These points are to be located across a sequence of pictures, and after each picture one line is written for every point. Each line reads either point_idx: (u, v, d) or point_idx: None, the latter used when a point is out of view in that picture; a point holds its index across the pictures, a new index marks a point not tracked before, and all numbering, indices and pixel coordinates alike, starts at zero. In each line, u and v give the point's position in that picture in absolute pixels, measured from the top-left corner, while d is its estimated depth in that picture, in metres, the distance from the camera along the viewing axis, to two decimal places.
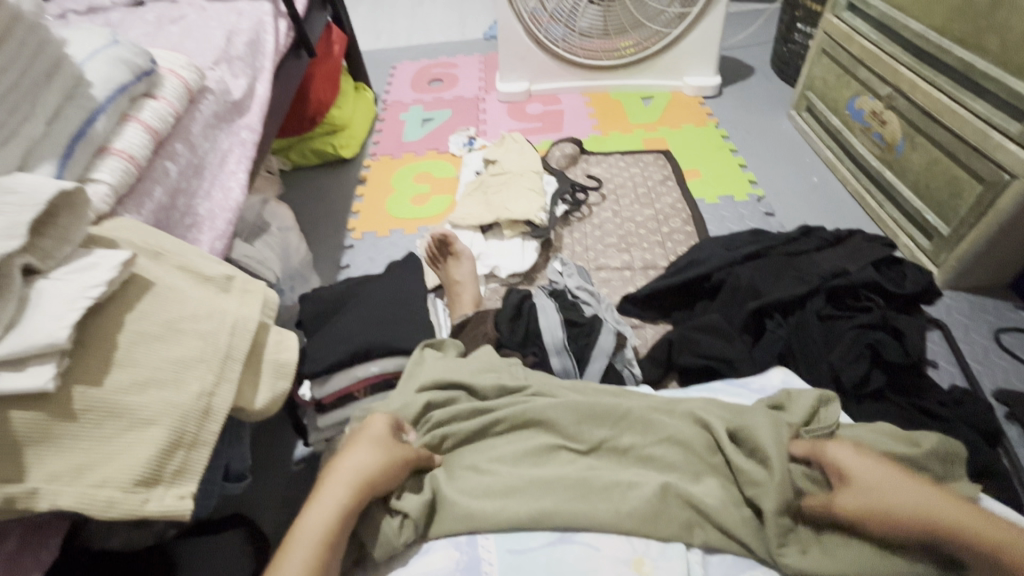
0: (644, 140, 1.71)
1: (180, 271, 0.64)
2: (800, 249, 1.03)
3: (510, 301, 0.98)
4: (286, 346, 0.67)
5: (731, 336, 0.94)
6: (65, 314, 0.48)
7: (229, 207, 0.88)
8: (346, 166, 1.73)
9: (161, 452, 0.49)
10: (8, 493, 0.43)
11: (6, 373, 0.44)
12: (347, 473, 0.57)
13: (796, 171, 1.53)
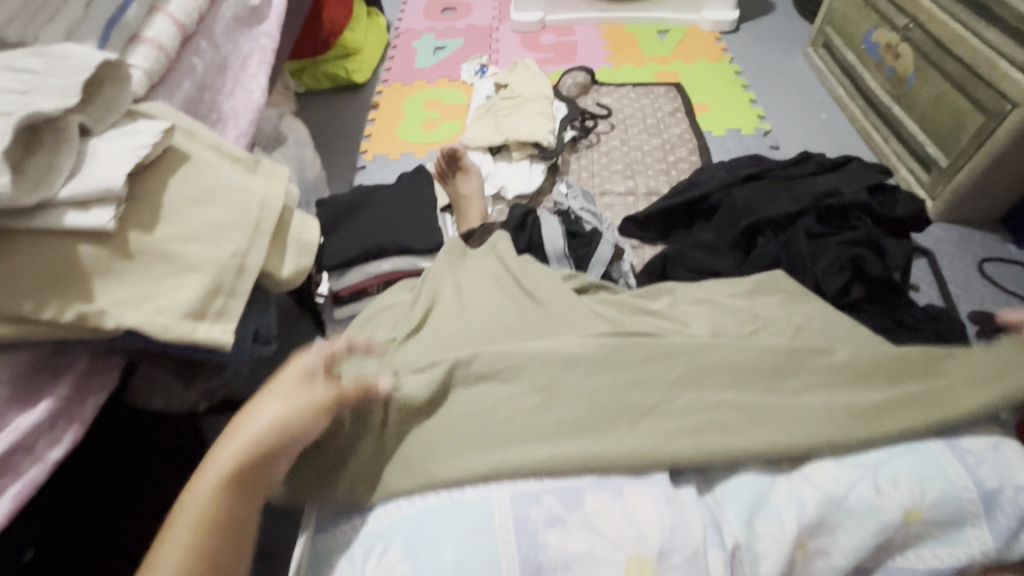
0: (656, 73, 1.70)
1: (212, 151, 0.69)
2: (796, 173, 1.07)
3: (515, 213, 1.04)
4: (308, 228, 0.73)
5: (723, 252, 1.00)
6: (119, 166, 0.54)
7: (251, 107, 0.92)
8: (358, 91, 1.75)
9: (205, 293, 0.56)
10: (82, 310, 0.50)
11: (73, 211, 0.51)
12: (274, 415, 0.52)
13: (805, 107, 1.53)
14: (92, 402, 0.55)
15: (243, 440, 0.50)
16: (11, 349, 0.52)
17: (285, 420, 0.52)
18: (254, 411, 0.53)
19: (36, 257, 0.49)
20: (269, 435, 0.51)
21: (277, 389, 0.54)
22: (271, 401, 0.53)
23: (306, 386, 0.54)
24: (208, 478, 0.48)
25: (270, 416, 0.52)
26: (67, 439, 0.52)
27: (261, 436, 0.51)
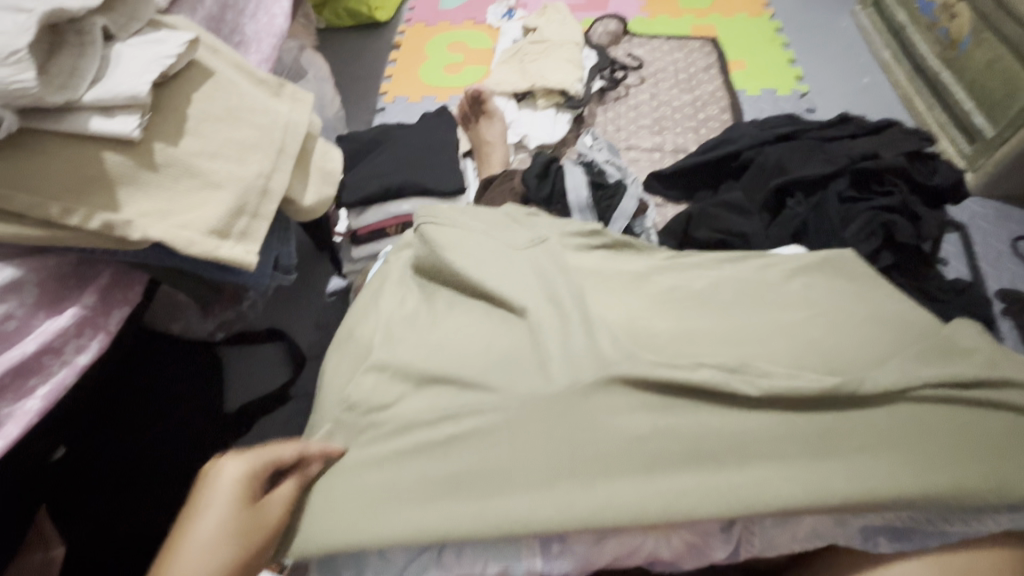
0: (692, 26, 1.61)
1: (236, 70, 0.67)
2: (832, 135, 1.02)
3: (538, 160, 1.01)
4: (330, 158, 0.72)
5: (750, 212, 0.97)
6: (144, 74, 0.52)
7: (275, 32, 0.87)
8: (379, 30, 1.68)
9: (229, 212, 0.55)
10: (107, 219, 0.49)
11: (98, 117, 0.49)
12: (217, 520, 0.48)
13: (847, 70, 1.46)
14: (117, 314, 0.56)
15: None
16: (39, 254, 0.51)
17: (217, 573, 0.47)
18: (198, 521, 0.49)
19: (60, 161, 0.48)
20: (204, 575, 0.46)
21: (188, 558, 0.47)
22: (200, 550, 0.47)
23: (239, 516, 0.49)
24: None
25: (214, 550, 0.47)
26: (93, 347, 0.53)
27: (214, 554, 0.47)
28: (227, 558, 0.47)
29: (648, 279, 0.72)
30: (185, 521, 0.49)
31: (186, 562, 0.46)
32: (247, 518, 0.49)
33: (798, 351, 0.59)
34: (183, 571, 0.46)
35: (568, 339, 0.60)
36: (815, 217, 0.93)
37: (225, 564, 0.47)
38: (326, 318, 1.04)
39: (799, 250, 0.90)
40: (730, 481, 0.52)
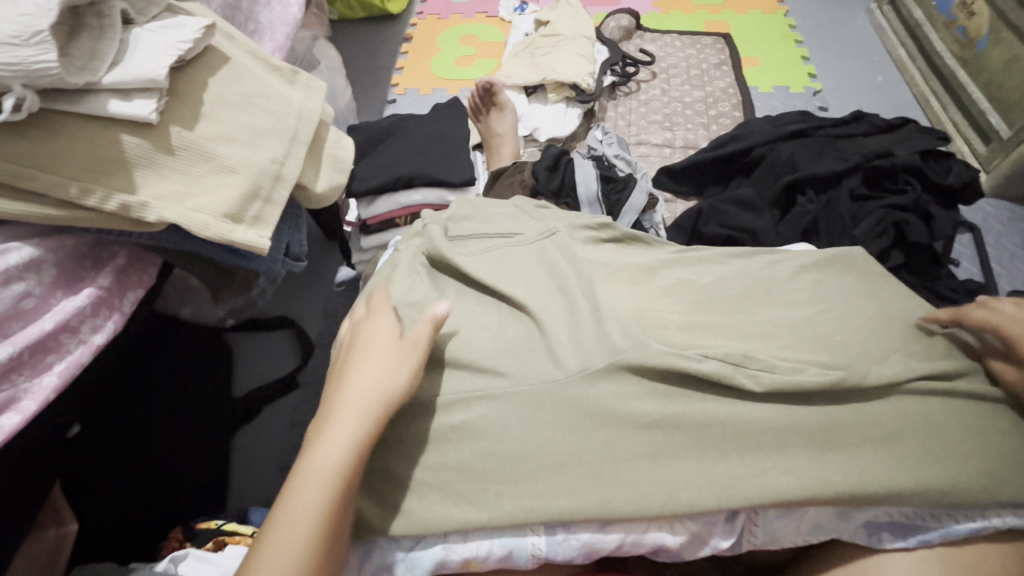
0: (705, 22, 1.60)
1: (251, 57, 0.68)
2: (846, 133, 1.01)
3: (548, 153, 1.02)
4: (343, 146, 0.73)
5: (760, 209, 0.97)
6: (161, 58, 0.53)
7: (289, 21, 0.89)
8: (391, 22, 1.68)
9: (243, 196, 0.56)
10: (124, 200, 0.50)
11: (116, 99, 0.50)
12: (378, 359, 0.54)
13: (861, 68, 1.44)
14: (130, 296, 0.57)
15: (344, 440, 0.49)
16: (56, 235, 0.52)
17: (383, 395, 0.52)
18: (363, 363, 0.54)
19: (79, 142, 0.49)
20: (377, 394, 0.52)
21: (354, 386, 0.53)
22: (364, 382, 0.53)
23: (393, 351, 0.55)
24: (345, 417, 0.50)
25: (377, 377, 0.53)
26: (108, 327, 0.54)
27: (376, 390, 0.52)
28: (383, 396, 0.52)
29: (656, 272, 0.72)
30: (350, 363, 0.55)
31: (357, 390, 0.52)
32: (401, 350, 0.55)
33: (807, 346, 0.59)
34: (355, 397, 0.52)
35: (577, 331, 0.60)
36: (825, 215, 0.93)
37: (390, 389, 0.53)
38: (335, 307, 1.05)
39: (809, 247, 0.90)
40: (736, 474, 0.53)
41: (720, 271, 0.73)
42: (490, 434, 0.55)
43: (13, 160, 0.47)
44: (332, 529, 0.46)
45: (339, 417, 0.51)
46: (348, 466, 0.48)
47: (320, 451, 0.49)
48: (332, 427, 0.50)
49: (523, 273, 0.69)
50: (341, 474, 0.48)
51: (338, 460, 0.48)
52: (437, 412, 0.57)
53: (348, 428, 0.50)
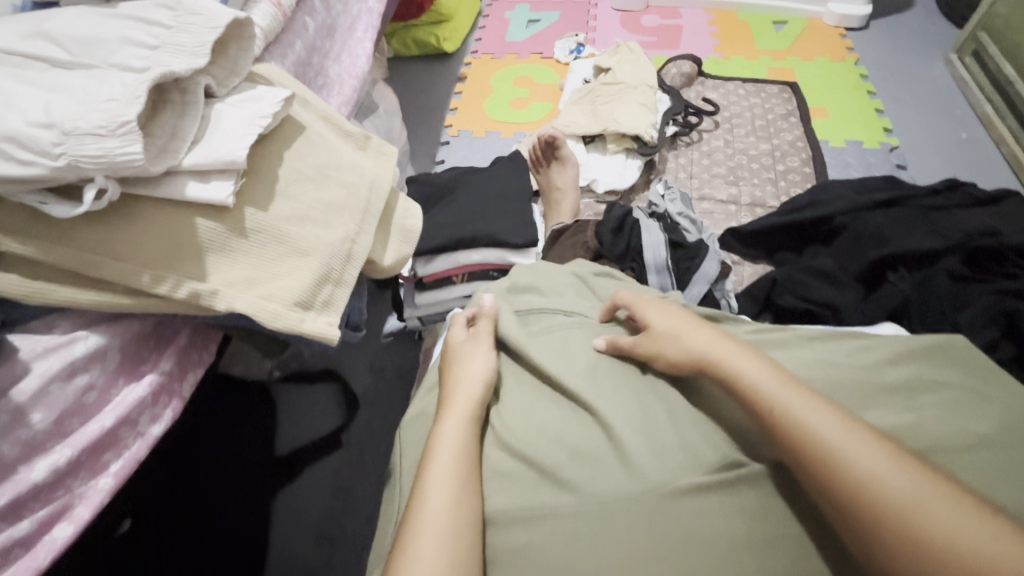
0: (768, 69, 1.54)
1: (324, 122, 0.65)
2: (941, 204, 0.93)
3: (613, 213, 0.96)
4: (411, 214, 0.70)
5: (843, 283, 0.90)
6: (242, 137, 0.50)
7: (356, 75, 0.87)
8: (446, 61, 1.68)
9: (315, 281, 0.53)
10: (195, 289, 0.47)
11: (195, 182, 0.47)
12: (465, 354, 0.66)
13: (941, 124, 1.36)
14: (190, 378, 0.54)
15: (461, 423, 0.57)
16: (120, 319, 0.49)
17: (481, 382, 0.62)
18: (456, 364, 0.65)
19: (154, 227, 0.46)
20: (477, 384, 0.62)
21: (458, 381, 0.62)
22: (465, 379, 0.62)
23: (476, 351, 0.66)
24: (456, 407, 0.59)
25: (473, 372, 0.63)
26: (166, 416, 0.51)
27: (473, 380, 0.62)
28: (478, 384, 0.62)
29: None
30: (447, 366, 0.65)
31: (459, 384, 0.62)
32: (483, 346, 0.66)
33: None
34: (459, 390, 0.61)
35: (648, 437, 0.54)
36: (919, 296, 0.85)
37: (485, 380, 0.63)
38: (382, 361, 1.01)
39: (902, 332, 0.82)
40: None
41: (806, 370, 0.68)
42: (555, 560, 0.47)
43: (86, 247, 0.44)
44: (470, 481, 0.53)
45: (453, 401, 0.60)
46: (467, 439, 0.56)
47: (442, 434, 0.56)
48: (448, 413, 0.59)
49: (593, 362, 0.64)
50: (464, 446, 0.55)
51: (461, 438, 0.56)
52: (502, 527, 0.52)
53: (459, 414, 0.58)
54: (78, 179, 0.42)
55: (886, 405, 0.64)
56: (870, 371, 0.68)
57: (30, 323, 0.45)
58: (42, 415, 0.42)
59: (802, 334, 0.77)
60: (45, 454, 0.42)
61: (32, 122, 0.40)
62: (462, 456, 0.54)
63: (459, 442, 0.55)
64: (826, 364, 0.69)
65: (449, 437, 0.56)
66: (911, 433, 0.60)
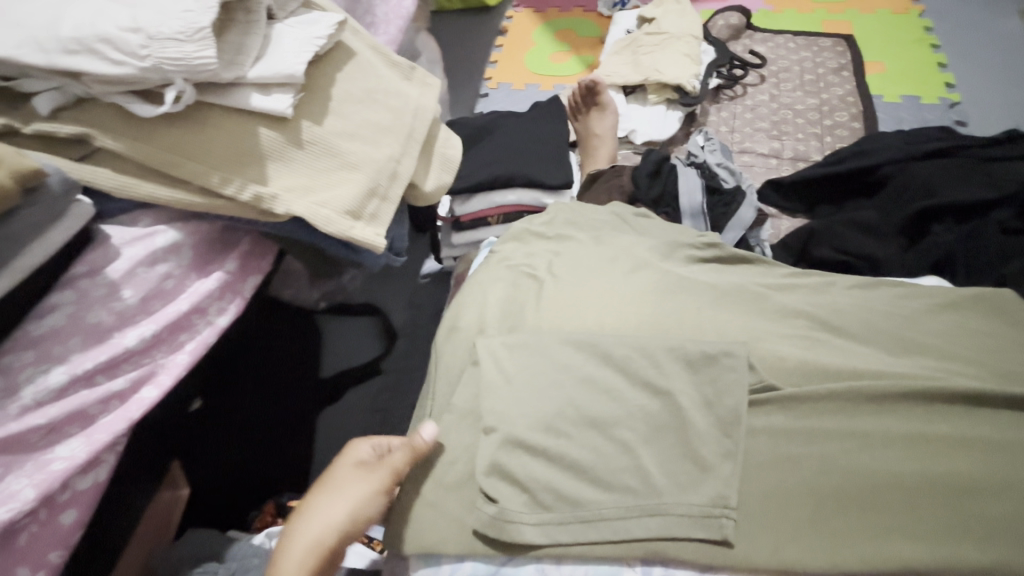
0: (823, 21, 1.46)
1: (373, 52, 0.68)
2: (999, 156, 0.90)
3: (650, 158, 0.97)
4: (451, 145, 0.73)
5: (883, 236, 0.89)
6: (299, 54, 0.54)
7: (402, 14, 0.88)
8: (487, 14, 1.67)
9: (363, 193, 0.57)
10: (257, 192, 0.52)
11: (258, 93, 0.52)
12: (349, 467, 0.54)
13: (1009, 80, 1.28)
14: (251, 281, 0.59)
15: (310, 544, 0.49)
16: (194, 218, 0.54)
17: (349, 520, 0.51)
18: (337, 480, 0.53)
19: (222, 133, 0.51)
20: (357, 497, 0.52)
21: (337, 483, 0.52)
22: (334, 497, 0.51)
23: (364, 475, 0.53)
24: (316, 519, 0.50)
25: (334, 511, 0.50)
26: (232, 309, 0.56)
27: (347, 507, 0.51)
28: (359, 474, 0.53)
29: (763, 302, 0.67)
30: (321, 481, 0.53)
31: (319, 508, 0.51)
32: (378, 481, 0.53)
33: (928, 409, 0.54)
34: (315, 515, 0.50)
35: (667, 356, 0.58)
36: (964, 249, 0.83)
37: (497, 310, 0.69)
38: (418, 299, 1.07)
39: (944, 283, 0.81)
40: (836, 533, 0.48)
41: (832, 306, 0.66)
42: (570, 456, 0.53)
43: (165, 147, 0.49)
44: None
45: (315, 505, 0.51)
46: (315, 563, 0.48)
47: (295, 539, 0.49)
48: (311, 505, 0.51)
49: (628, 290, 0.67)
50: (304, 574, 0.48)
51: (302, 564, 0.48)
52: (523, 420, 0.55)
53: (315, 526, 0.50)
54: (159, 81, 0.46)
55: (916, 347, 0.61)
56: (910, 315, 0.65)
57: (120, 216, 0.52)
58: (131, 291, 0.49)
59: (838, 284, 0.72)
60: (134, 324, 0.49)
61: (122, 27, 0.44)
62: None
63: None
64: (862, 305, 0.67)
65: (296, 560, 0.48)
66: (947, 373, 0.58)
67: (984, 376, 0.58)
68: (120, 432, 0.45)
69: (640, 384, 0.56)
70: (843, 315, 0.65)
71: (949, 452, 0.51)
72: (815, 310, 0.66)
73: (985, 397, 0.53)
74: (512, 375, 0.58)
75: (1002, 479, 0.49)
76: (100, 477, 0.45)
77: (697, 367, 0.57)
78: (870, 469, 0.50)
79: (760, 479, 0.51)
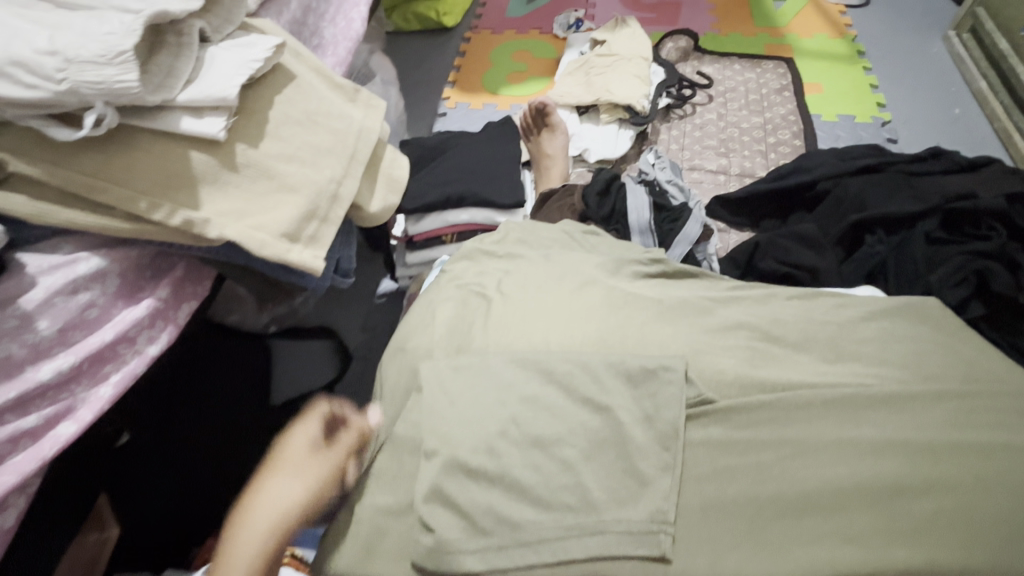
0: (766, 44, 1.54)
1: (315, 74, 0.68)
2: (924, 171, 0.95)
3: (600, 177, 0.99)
4: (398, 165, 0.73)
5: (823, 248, 0.92)
6: (233, 77, 0.54)
7: (351, 36, 0.89)
8: (446, 35, 1.69)
9: (301, 215, 0.56)
10: (188, 216, 0.50)
11: (188, 116, 0.51)
12: (300, 445, 0.59)
13: (934, 100, 1.37)
14: (186, 308, 0.57)
15: (268, 518, 0.53)
16: (121, 245, 0.52)
17: (307, 501, 0.55)
18: (290, 460, 0.57)
19: (151, 157, 0.50)
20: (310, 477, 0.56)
21: (293, 465, 0.57)
22: (290, 477, 0.56)
23: (322, 455, 0.58)
24: (275, 492, 0.54)
25: (287, 491, 0.55)
26: (163, 338, 0.54)
27: (303, 485, 0.55)
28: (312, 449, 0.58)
29: (705, 316, 0.68)
30: (269, 467, 0.57)
31: (273, 486, 0.55)
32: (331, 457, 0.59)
33: (856, 415, 0.55)
34: (270, 495, 0.54)
35: (608, 373, 0.58)
36: (895, 259, 0.87)
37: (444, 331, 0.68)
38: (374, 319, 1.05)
39: (879, 292, 0.84)
40: (770, 542, 0.49)
41: (770, 319, 0.68)
42: (513, 477, 0.52)
43: (87, 172, 0.48)
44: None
45: (271, 482, 0.55)
46: (275, 536, 0.52)
47: (248, 517, 0.52)
48: (265, 485, 0.55)
49: (577, 306, 0.68)
50: (266, 545, 0.51)
51: (262, 537, 0.52)
52: (463, 444, 0.54)
53: (269, 505, 0.53)
54: (79, 105, 0.45)
55: (846, 354, 0.64)
56: (842, 324, 0.68)
57: (39, 244, 0.49)
58: (47, 322, 0.46)
59: (783, 300, 0.73)
60: (51, 358, 0.47)
61: (38, 50, 0.43)
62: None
63: (262, 554, 0.51)
64: (804, 317, 0.69)
65: (253, 534, 0.51)
66: (872, 378, 0.60)
67: (905, 375, 0.60)
68: (30, 473, 0.44)
69: (581, 402, 0.57)
70: (780, 326, 0.67)
71: (876, 456, 0.52)
72: (754, 321, 0.68)
73: (903, 401, 0.56)
74: (454, 396, 0.57)
75: (923, 479, 0.50)
76: (8, 521, 0.44)
77: (638, 382, 0.58)
78: (800, 477, 0.52)
79: (695, 492, 0.52)
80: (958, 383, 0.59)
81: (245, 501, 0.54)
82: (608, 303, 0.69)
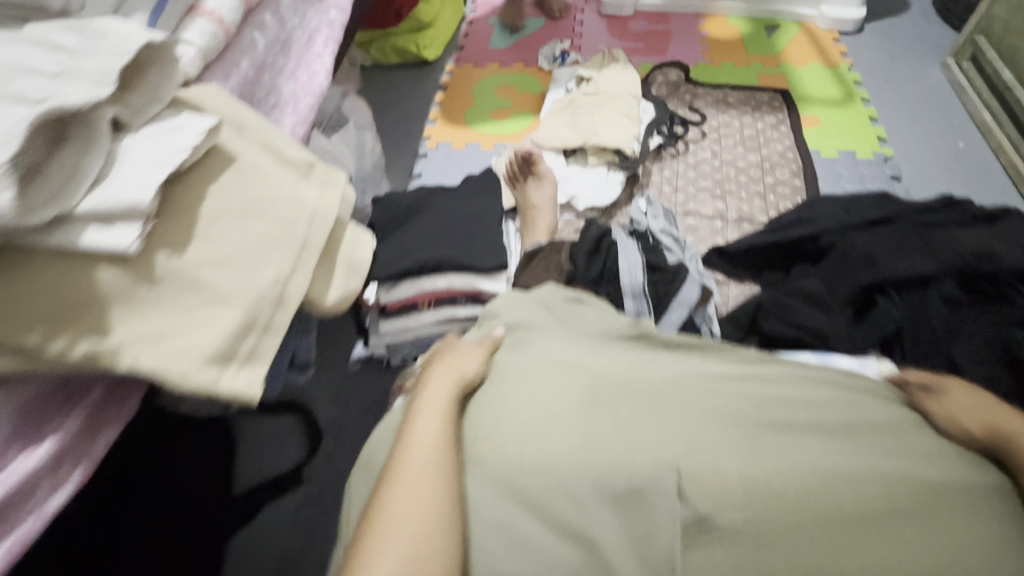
0: (759, 75, 1.48)
1: (263, 149, 0.60)
2: (936, 222, 0.88)
3: (588, 234, 0.92)
4: (361, 246, 0.65)
5: (831, 307, 0.84)
6: (150, 174, 0.46)
7: (312, 91, 0.81)
8: (427, 69, 1.62)
9: (236, 331, 0.48)
10: (94, 345, 0.42)
11: (93, 228, 0.43)
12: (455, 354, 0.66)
13: (937, 132, 1.31)
14: (105, 436, 0.48)
15: (440, 406, 0.57)
16: (16, 382, 0.45)
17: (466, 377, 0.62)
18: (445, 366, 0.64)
19: (45, 279, 0.42)
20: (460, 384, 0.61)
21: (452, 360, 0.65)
22: (450, 366, 0.63)
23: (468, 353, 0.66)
24: (443, 390, 0.59)
25: (451, 372, 0.62)
26: (71, 482, 0.45)
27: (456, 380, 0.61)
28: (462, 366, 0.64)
29: (707, 397, 0.58)
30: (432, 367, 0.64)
31: (440, 381, 0.61)
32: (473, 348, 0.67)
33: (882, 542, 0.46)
34: (437, 387, 0.60)
35: (593, 498, 0.50)
36: (911, 325, 0.80)
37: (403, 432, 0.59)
38: (347, 390, 0.97)
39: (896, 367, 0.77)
40: None
41: (780, 401, 0.58)
42: None
43: None
44: (444, 474, 0.51)
45: (437, 377, 0.61)
46: (450, 420, 0.56)
47: (421, 422, 0.55)
48: (432, 379, 0.61)
49: (555, 394, 0.57)
50: (444, 434, 0.54)
51: (438, 425, 0.55)
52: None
53: (439, 400, 0.58)
54: None
55: (876, 447, 0.53)
56: (862, 409, 0.58)
57: None
58: None
59: (796, 371, 0.63)
60: None
61: None
62: (430, 456, 0.52)
63: (441, 433, 0.54)
64: (821, 397, 0.59)
65: (429, 426, 0.54)
66: (906, 486, 0.49)
67: (948, 481, 0.50)
68: None
69: (563, 534, 0.50)
70: (797, 415, 0.57)
71: None
72: (760, 406, 0.58)
73: (940, 526, 0.47)
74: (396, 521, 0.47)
75: None
76: None
77: (625, 506, 0.50)
78: None
79: None
80: (1002, 499, 0.50)
81: (419, 403, 0.58)
82: (588, 387, 0.58)
